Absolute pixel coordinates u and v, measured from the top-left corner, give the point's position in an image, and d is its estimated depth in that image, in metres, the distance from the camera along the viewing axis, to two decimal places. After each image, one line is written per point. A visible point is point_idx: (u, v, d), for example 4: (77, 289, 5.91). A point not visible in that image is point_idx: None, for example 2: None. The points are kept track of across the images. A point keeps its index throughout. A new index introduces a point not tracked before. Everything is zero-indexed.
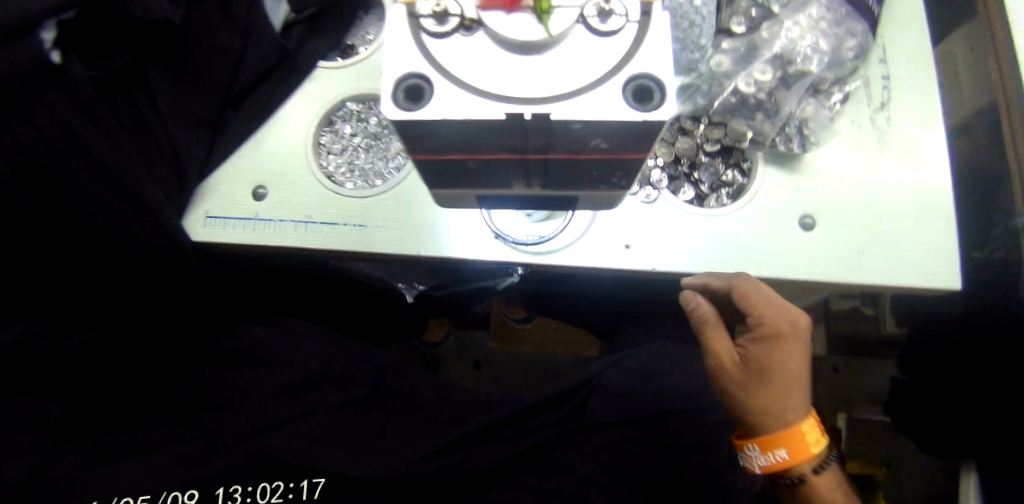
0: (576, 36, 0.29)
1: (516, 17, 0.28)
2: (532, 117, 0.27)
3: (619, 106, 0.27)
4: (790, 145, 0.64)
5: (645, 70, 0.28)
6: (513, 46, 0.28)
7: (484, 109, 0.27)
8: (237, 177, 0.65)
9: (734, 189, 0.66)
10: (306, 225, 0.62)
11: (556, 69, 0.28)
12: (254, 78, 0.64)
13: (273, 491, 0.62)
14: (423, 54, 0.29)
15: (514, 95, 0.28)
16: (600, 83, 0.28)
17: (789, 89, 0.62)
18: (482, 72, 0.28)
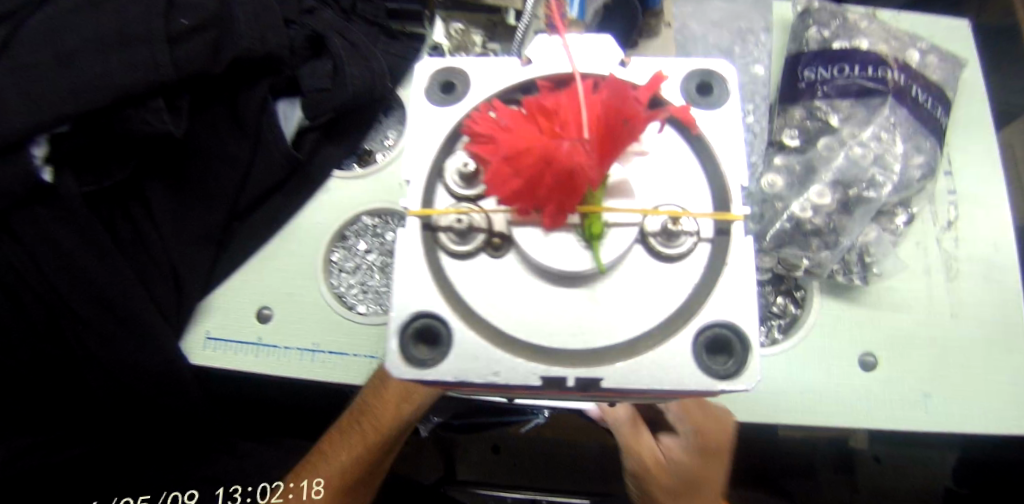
0: (631, 259, 0.23)
1: (555, 239, 0.23)
2: (575, 382, 0.22)
3: (683, 370, 0.22)
4: (851, 278, 0.56)
5: (716, 315, 0.22)
6: (550, 274, 0.23)
7: (518, 367, 0.22)
8: (243, 295, 0.59)
9: (786, 320, 0.57)
10: (312, 354, 0.56)
11: (605, 310, 0.22)
12: (264, 189, 0.60)
13: (272, 492, 0.60)
14: (441, 279, 0.23)
15: (550, 346, 0.22)
16: (661, 330, 0.22)
17: (851, 214, 0.55)
18: (516, 312, 0.23)
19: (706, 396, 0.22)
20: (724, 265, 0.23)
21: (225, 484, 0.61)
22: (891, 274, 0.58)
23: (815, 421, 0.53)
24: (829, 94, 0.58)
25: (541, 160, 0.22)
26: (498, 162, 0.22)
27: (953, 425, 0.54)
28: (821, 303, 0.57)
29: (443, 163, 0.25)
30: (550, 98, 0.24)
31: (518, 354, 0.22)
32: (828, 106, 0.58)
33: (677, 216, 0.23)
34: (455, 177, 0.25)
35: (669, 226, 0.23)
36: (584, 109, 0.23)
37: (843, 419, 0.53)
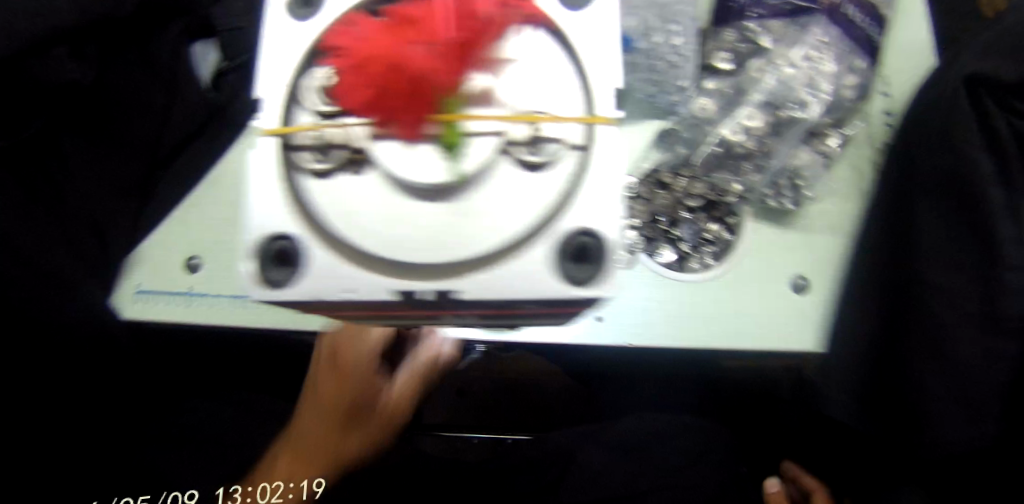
0: (496, 169, 0.24)
1: (417, 149, 0.23)
2: (433, 296, 0.24)
3: (531, 279, 0.24)
4: (781, 201, 0.54)
5: (577, 224, 0.24)
6: (412, 188, 0.24)
7: (370, 280, 0.24)
8: (170, 243, 0.56)
9: (718, 247, 0.54)
10: (246, 300, 0.54)
11: (466, 220, 0.24)
12: (183, 136, 0.58)
13: (272, 492, 0.51)
14: (297, 201, 0.24)
15: (406, 259, 0.23)
16: (515, 241, 0.24)
17: (779, 136, 0.55)
18: (376, 229, 0.24)
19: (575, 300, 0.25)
20: (582, 177, 0.24)
21: (225, 484, 0.54)
22: (823, 196, 0.55)
23: (752, 345, 0.51)
24: (762, 15, 0.56)
25: (388, 70, 0.22)
26: (347, 72, 0.23)
27: (882, 360, 0.52)
28: (752, 229, 0.54)
29: (298, 85, 0.25)
30: (412, 9, 0.23)
31: (374, 265, 0.24)
32: (759, 28, 0.57)
33: (536, 122, 0.24)
34: (312, 94, 0.25)
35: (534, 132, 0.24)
36: (448, 13, 0.23)
37: (790, 345, 0.51)
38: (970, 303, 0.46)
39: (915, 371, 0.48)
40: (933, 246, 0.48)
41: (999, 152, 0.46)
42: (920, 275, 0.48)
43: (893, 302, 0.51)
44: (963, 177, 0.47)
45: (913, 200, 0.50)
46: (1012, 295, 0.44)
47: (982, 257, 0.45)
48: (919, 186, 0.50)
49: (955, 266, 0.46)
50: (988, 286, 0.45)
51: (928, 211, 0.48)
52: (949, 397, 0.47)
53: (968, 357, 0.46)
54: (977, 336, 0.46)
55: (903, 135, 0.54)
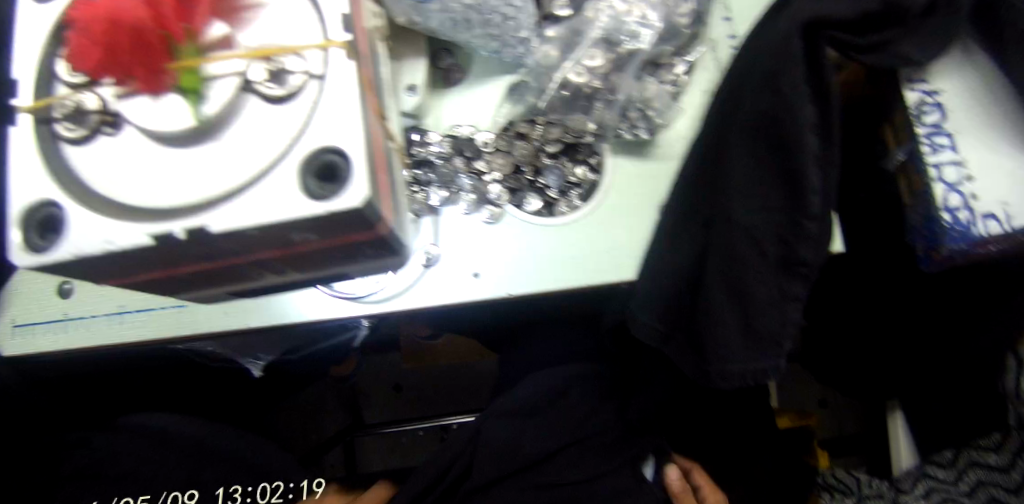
0: (242, 108, 0.24)
1: (161, 101, 0.23)
2: (185, 232, 0.22)
3: (286, 196, 0.22)
4: (635, 132, 0.57)
5: (327, 141, 0.23)
6: (164, 137, 0.24)
7: (126, 228, 0.23)
8: (42, 273, 0.56)
9: (585, 188, 0.57)
10: (120, 317, 0.52)
11: (218, 158, 0.23)
12: None
13: (273, 491, 0.67)
14: (66, 169, 0.25)
15: (162, 207, 0.23)
16: (269, 165, 0.23)
17: (622, 72, 0.55)
18: (134, 183, 0.24)
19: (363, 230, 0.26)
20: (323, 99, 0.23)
21: (225, 485, 0.66)
22: (675, 121, 0.59)
23: (607, 280, 0.55)
24: None
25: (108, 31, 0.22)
26: (83, 38, 0.24)
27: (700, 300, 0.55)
28: (614, 164, 0.57)
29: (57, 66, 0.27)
30: None
31: (129, 211, 0.23)
32: None
33: (270, 57, 0.24)
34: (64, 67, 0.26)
35: (267, 68, 0.23)
36: None
37: (634, 274, 0.56)
38: (770, 244, 0.50)
39: (708, 306, 0.53)
40: (741, 191, 0.50)
41: (821, 102, 0.48)
42: (729, 217, 0.51)
43: (707, 238, 0.53)
44: (784, 125, 0.48)
45: (733, 142, 0.51)
46: (803, 240, 0.49)
47: (791, 201, 0.49)
48: (742, 123, 0.50)
49: (762, 209, 0.50)
50: (788, 229, 0.50)
51: (744, 152, 0.50)
52: (736, 328, 0.52)
53: (763, 293, 0.50)
54: (777, 278, 0.51)
55: (737, 67, 0.54)
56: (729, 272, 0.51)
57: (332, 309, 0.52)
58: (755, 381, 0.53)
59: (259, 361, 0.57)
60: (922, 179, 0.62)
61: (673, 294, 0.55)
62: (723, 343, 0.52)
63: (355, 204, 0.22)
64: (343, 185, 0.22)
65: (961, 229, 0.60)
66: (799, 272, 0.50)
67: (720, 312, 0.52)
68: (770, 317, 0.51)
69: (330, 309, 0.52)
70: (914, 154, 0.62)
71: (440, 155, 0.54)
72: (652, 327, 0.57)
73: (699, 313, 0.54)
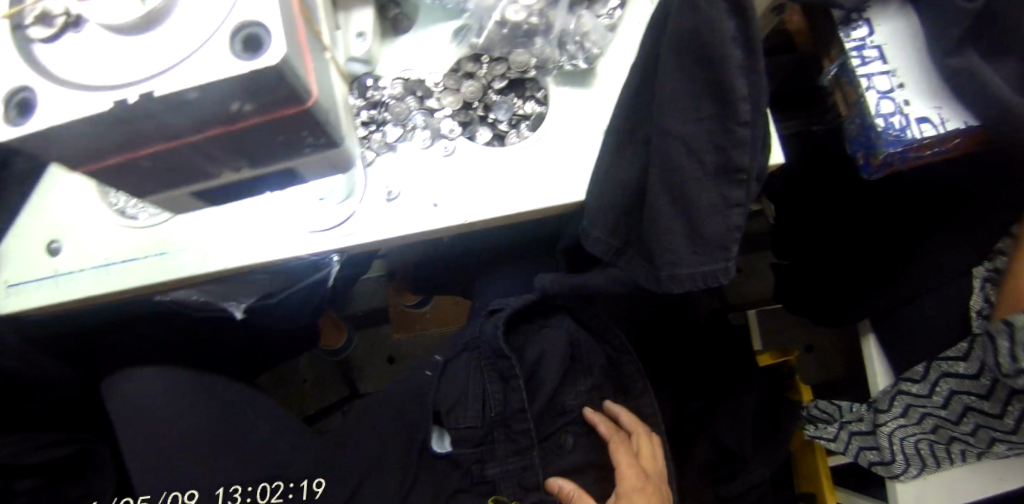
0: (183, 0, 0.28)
1: None
2: (140, 99, 0.26)
3: (223, 61, 0.26)
4: (575, 62, 0.61)
5: (252, 17, 0.27)
6: (120, 28, 0.28)
7: (92, 102, 0.27)
8: (30, 238, 0.60)
9: (531, 120, 0.62)
10: (107, 268, 0.57)
11: (165, 41, 0.28)
12: None
13: (273, 492, 0.65)
14: (33, 62, 0.29)
15: (117, 81, 0.27)
16: (206, 40, 0.27)
17: (557, 5, 0.59)
18: (94, 69, 0.28)
19: (302, 105, 0.29)
20: None
21: (225, 485, 0.65)
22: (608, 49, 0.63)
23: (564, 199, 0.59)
24: None
25: None
26: None
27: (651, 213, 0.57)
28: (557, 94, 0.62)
29: None
30: None
31: (89, 86, 0.27)
32: None
33: None
34: None
35: None
36: None
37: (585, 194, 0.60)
38: (707, 153, 0.52)
39: (655, 214, 0.56)
40: (675, 104, 0.51)
41: (739, 13, 0.47)
42: (665, 130, 0.53)
43: (648, 156, 0.55)
44: (706, 38, 0.48)
45: (664, 59, 0.51)
46: (737, 146, 0.51)
47: (721, 111, 0.51)
48: (669, 41, 0.50)
49: (694, 120, 0.52)
50: (721, 136, 0.51)
51: (671, 68, 0.51)
52: (683, 235, 0.55)
53: (705, 200, 0.53)
54: (717, 184, 0.53)
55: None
56: (672, 184, 0.54)
57: (302, 245, 0.56)
58: (704, 282, 0.57)
59: (240, 303, 0.59)
60: (857, 89, 0.64)
61: (622, 212, 0.58)
62: (672, 251, 0.55)
63: (274, 64, 0.26)
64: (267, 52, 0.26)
65: (895, 132, 0.61)
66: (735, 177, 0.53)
67: (666, 223, 0.55)
68: (714, 221, 0.54)
69: (300, 245, 0.56)
70: (843, 67, 0.67)
71: (392, 97, 0.59)
72: (604, 243, 0.60)
73: (647, 226, 0.57)
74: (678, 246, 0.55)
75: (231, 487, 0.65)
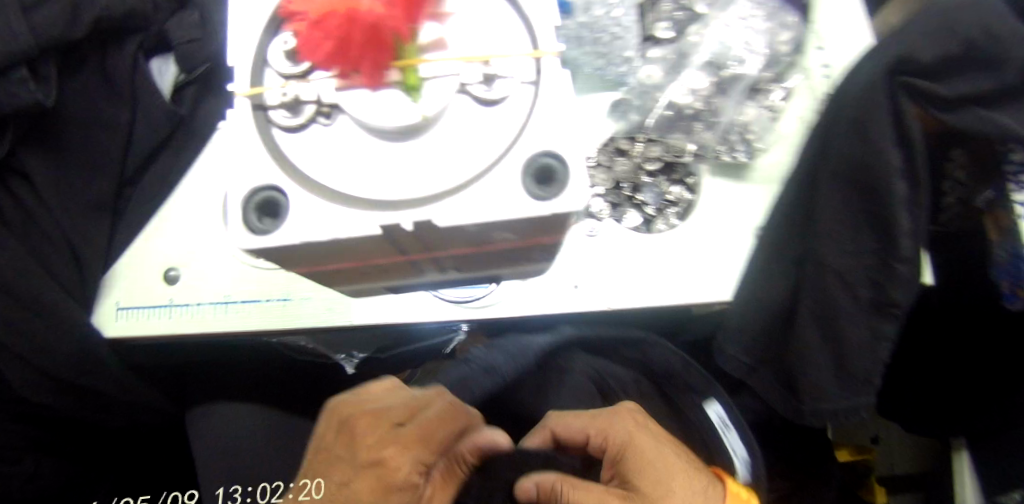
0: (455, 108, 0.25)
1: (382, 96, 0.25)
2: (413, 225, 0.25)
3: (519, 200, 0.24)
4: (735, 154, 0.60)
5: (545, 147, 0.25)
6: (385, 132, 0.25)
7: (357, 221, 0.25)
8: (143, 261, 0.59)
9: (681, 207, 0.59)
10: (226, 305, 0.56)
11: (431, 158, 0.25)
12: (150, 147, 0.59)
13: (269, 491, 0.58)
14: (279, 154, 0.26)
15: (387, 201, 0.25)
16: (493, 166, 0.25)
17: (724, 94, 0.60)
18: (353, 176, 0.25)
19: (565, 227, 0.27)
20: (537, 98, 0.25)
21: (219, 485, 0.60)
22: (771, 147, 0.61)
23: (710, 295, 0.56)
24: None
25: (348, 23, 0.24)
26: (308, 26, 0.25)
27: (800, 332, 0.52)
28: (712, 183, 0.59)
29: (264, 49, 0.27)
30: None
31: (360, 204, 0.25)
32: None
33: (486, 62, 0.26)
34: (278, 57, 0.27)
35: (484, 72, 0.25)
36: None
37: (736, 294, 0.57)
38: (863, 287, 0.49)
39: (799, 333, 0.52)
40: (832, 234, 0.48)
41: (908, 152, 0.46)
42: (822, 262, 0.49)
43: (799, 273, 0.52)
44: (875, 172, 0.46)
45: (820, 181, 0.49)
46: (897, 284, 0.47)
47: (883, 246, 0.47)
48: (830, 169, 0.48)
49: (852, 254, 0.48)
50: (879, 270, 0.48)
51: (832, 195, 0.48)
52: (828, 368, 0.52)
53: (857, 336, 0.49)
54: (869, 318, 0.49)
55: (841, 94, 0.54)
56: (825, 312, 0.50)
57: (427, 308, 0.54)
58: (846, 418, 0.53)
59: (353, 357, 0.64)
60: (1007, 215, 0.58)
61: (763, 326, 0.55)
62: (814, 375, 0.52)
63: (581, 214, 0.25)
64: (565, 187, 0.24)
65: None
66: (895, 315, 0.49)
67: (808, 344, 0.52)
68: (862, 358, 0.50)
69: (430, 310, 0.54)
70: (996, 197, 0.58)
71: None
72: (739, 360, 0.58)
73: (789, 349, 0.54)
74: (826, 373, 0.52)
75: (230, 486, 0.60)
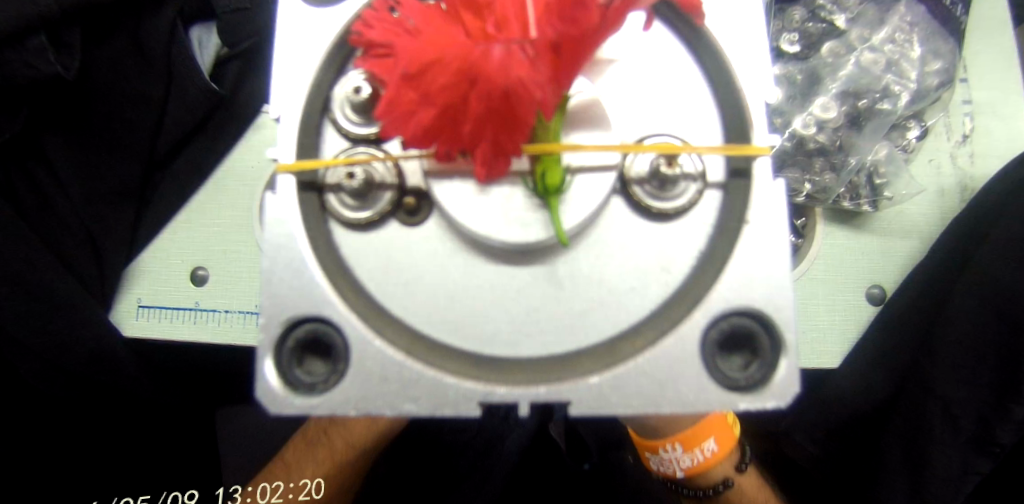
0: (603, 249, 0.26)
1: (494, 218, 0.24)
2: (529, 407, 0.24)
3: (683, 374, 0.25)
4: (859, 203, 0.51)
5: (734, 309, 0.25)
6: (502, 255, 0.26)
7: (454, 395, 0.25)
8: (172, 256, 0.53)
9: None
10: (258, 317, 0.51)
11: (547, 310, 0.26)
12: (183, 133, 0.52)
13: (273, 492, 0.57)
14: (353, 268, 0.26)
15: (497, 351, 0.26)
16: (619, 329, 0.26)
17: (860, 129, 0.51)
18: (467, 324, 0.26)
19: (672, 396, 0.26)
20: (724, 218, 0.26)
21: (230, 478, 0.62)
22: (904, 200, 0.52)
23: (800, 368, 0.49)
24: None
25: (465, 80, 0.20)
26: (400, 83, 0.21)
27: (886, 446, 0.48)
28: (823, 232, 0.51)
29: (334, 96, 0.27)
30: None
31: (494, 378, 0.25)
32: (833, 5, 0.54)
33: (672, 161, 0.25)
34: (345, 111, 0.27)
35: (664, 170, 0.25)
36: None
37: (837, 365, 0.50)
38: (967, 422, 0.44)
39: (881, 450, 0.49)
40: (952, 354, 0.44)
41: None
42: (928, 388, 0.45)
43: (901, 388, 0.47)
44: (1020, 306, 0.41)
45: (953, 301, 0.44)
46: (1009, 424, 0.43)
47: (1008, 385, 0.42)
48: (971, 292, 0.43)
49: (969, 385, 0.44)
50: (991, 409, 0.43)
51: (962, 312, 0.44)
52: (903, 491, 0.48)
53: (945, 468, 0.45)
54: (964, 453, 0.45)
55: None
56: (911, 437, 0.46)
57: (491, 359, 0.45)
58: None
59: None
60: None
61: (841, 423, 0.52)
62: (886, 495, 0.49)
63: (768, 406, 0.24)
64: (767, 367, 0.25)
65: None
66: (995, 454, 0.44)
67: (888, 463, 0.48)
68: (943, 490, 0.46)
69: None
70: None
71: None
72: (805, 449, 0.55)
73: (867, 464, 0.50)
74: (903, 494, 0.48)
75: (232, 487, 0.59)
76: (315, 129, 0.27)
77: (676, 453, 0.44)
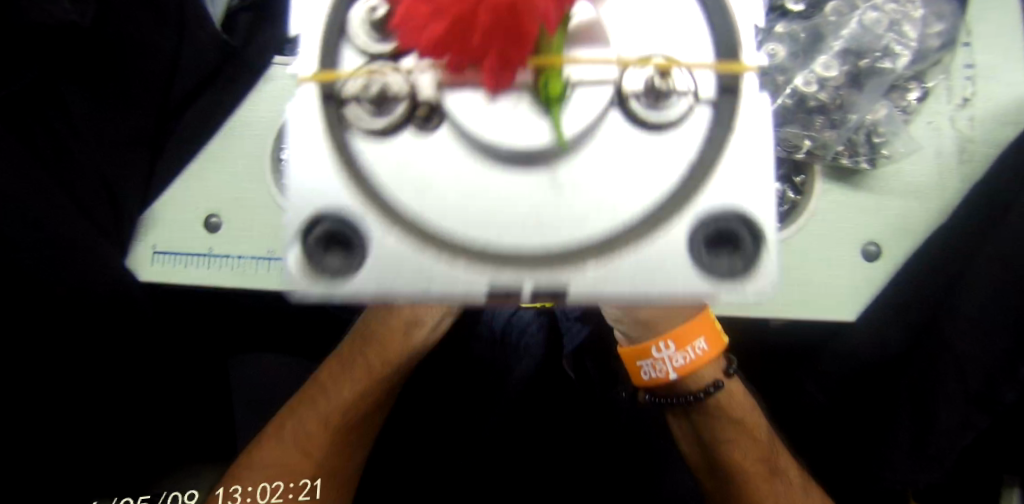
0: (599, 152, 0.28)
1: (503, 121, 0.26)
2: (530, 287, 0.27)
3: (665, 264, 0.28)
4: (857, 159, 0.52)
5: (715, 207, 0.28)
6: (511, 163, 0.27)
7: (465, 276, 0.28)
8: (183, 203, 0.54)
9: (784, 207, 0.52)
10: (270, 262, 0.52)
11: (551, 212, 0.27)
12: (196, 82, 0.54)
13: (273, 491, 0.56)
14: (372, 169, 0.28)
15: (501, 246, 0.27)
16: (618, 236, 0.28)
17: (860, 88, 0.51)
18: (472, 221, 0.27)
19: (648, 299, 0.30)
20: (714, 134, 0.28)
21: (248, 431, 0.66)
22: (901, 158, 0.53)
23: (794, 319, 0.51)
24: None
25: None
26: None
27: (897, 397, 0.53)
28: (822, 188, 0.52)
29: (346, 19, 0.29)
30: None
31: (499, 266, 0.28)
32: None
33: (665, 71, 0.27)
34: (359, 29, 0.28)
35: (657, 84, 0.27)
36: None
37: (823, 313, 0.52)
38: (976, 380, 0.48)
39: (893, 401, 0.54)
40: (968, 312, 0.48)
41: None
42: (948, 348, 0.49)
43: (916, 344, 0.52)
44: None
45: (976, 264, 0.48)
46: (1012, 383, 0.47)
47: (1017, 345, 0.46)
48: (991, 256, 0.47)
49: (983, 344, 0.47)
50: (999, 368, 0.47)
51: (983, 278, 0.47)
52: (908, 439, 0.52)
53: (948, 422, 0.49)
54: (966, 408, 0.49)
55: None
56: (921, 389, 0.51)
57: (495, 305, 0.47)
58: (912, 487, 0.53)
59: None
60: None
61: (851, 374, 0.56)
62: (889, 445, 0.54)
63: (749, 293, 0.28)
64: (751, 259, 0.28)
65: None
66: (996, 411, 0.48)
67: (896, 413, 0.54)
68: (943, 440, 0.50)
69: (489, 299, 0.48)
70: None
71: None
72: (815, 398, 0.60)
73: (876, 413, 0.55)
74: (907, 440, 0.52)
75: (230, 487, 0.55)
76: (329, 56, 0.28)
77: (668, 352, 0.48)
